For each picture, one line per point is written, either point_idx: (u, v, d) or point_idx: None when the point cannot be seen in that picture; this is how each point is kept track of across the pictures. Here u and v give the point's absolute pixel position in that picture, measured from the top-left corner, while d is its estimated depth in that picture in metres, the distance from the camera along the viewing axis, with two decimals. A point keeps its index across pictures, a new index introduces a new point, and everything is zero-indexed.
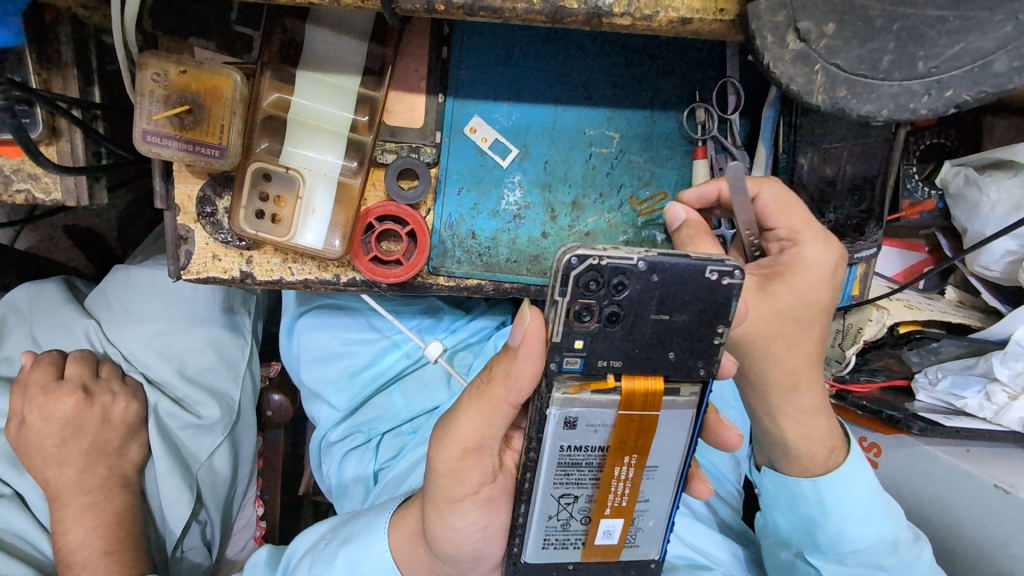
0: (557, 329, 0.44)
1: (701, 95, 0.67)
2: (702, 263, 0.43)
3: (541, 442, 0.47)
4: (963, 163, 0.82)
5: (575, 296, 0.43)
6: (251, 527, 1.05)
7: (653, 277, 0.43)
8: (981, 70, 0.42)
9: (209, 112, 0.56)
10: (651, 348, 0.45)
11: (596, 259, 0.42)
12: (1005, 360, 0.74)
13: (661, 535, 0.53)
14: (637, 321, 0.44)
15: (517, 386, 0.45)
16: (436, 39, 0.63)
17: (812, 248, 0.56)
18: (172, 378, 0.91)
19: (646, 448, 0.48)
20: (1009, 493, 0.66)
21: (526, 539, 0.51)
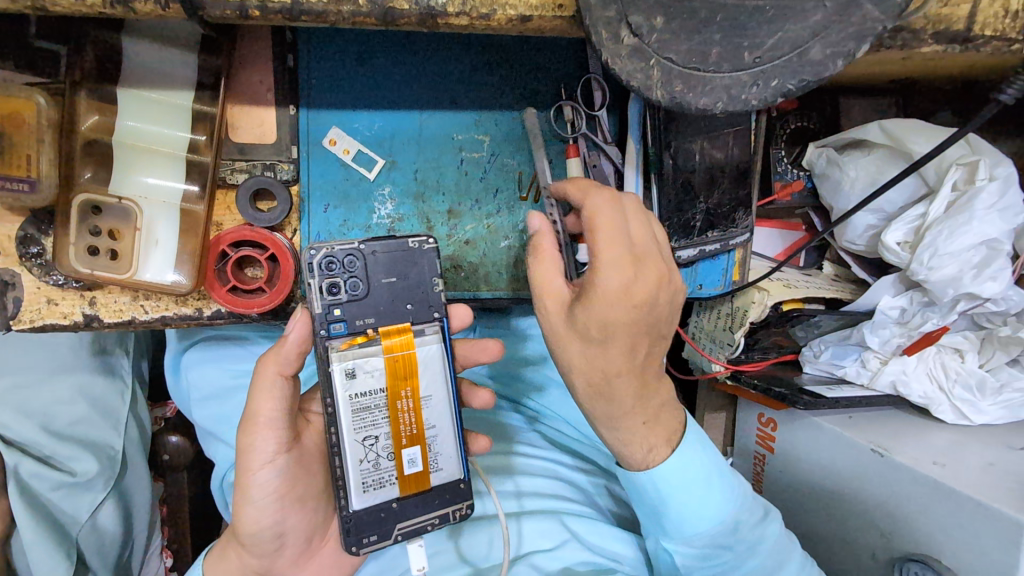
0: (316, 303, 0.50)
1: (566, 91, 0.66)
2: (402, 237, 0.52)
3: (332, 397, 0.49)
4: (823, 145, 0.86)
5: (320, 278, 0.50)
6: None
7: (377, 252, 0.51)
8: (801, 58, 0.42)
9: (10, 140, 0.50)
10: (399, 307, 0.52)
11: (326, 247, 0.50)
12: (874, 329, 0.83)
13: (459, 455, 0.54)
14: (372, 290, 0.51)
15: (292, 356, 0.49)
16: (280, 47, 0.58)
17: (610, 275, 0.48)
18: (36, 435, 0.81)
19: (425, 379, 0.52)
20: (884, 455, 0.73)
21: (348, 491, 0.50)
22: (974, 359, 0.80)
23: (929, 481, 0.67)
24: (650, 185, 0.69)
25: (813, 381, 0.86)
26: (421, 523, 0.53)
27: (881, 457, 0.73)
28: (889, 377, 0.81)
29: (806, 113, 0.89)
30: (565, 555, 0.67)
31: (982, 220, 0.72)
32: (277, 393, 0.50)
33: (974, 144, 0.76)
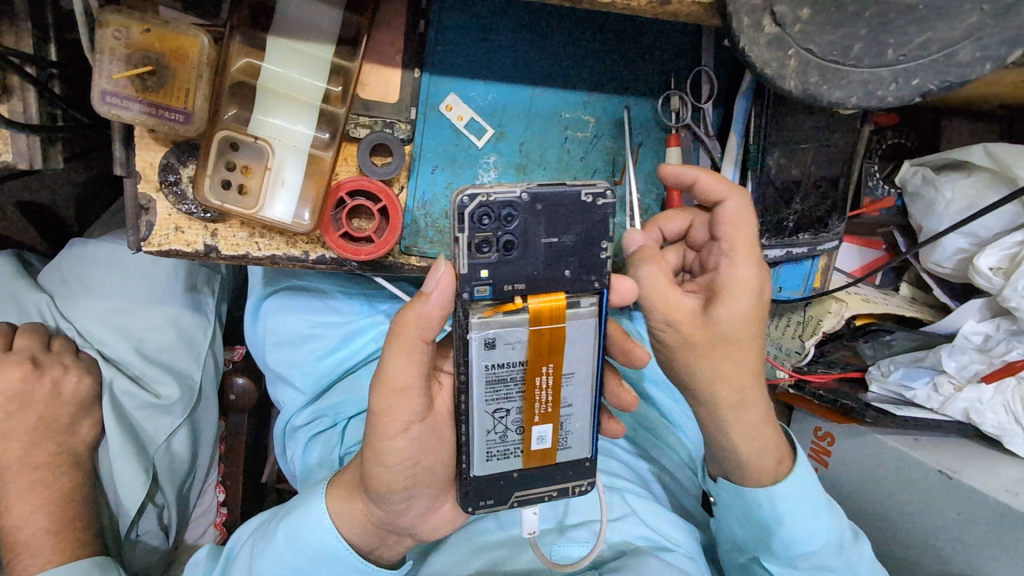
0: (463, 261, 0.47)
1: (676, 80, 0.67)
2: (576, 188, 0.48)
3: (467, 364, 0.49)
4: (919, 163, 0.85)
5: (471, 232, 0.47)
6: (210, 514, 0.96)
7: (537, 206, 0.47)
8: (946, 59, 0.44)
9: (174, 73, 0.55)
10: (555, 269, 0.49)
11: (484, 195, 0.46)
12: (952, 353, 0.81)
13: (591, 435, 0.55)
14: (528, 250, 0.48)
15: (431, 317, 0.49)
16: (414, 13, 0.61)
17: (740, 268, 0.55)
18: (129, 356, 0.85)
19: (568, 358, 0.51)
20: (952, 478, 0.72)
21: (471, 454, 0.53)
22: None
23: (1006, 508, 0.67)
24: (746, 180, 0.69)
25: (882, 402, 0.83)
26: (540, 494, 0.56)
27: (948, 479, 0.72)
28: (963, 404, 0.78)
29: (905, 131, 0.88)
30: (625, 527, 0.71)
31: None
32: (417, 358, 0.50)
33: None
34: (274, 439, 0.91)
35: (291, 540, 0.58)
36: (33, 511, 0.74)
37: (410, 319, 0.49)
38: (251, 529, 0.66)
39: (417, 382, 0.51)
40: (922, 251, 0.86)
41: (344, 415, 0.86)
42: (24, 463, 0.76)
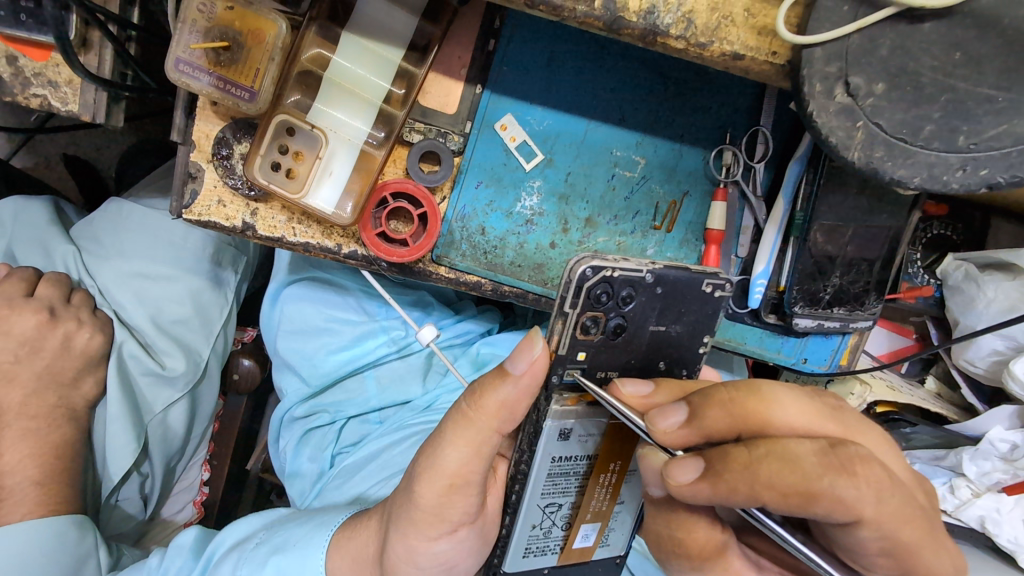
0: (565, 341, 0.46)
1: (731, 136, 0.67)
2: (699, 276, 0.48)
3: (533, 453, 0.48)
4: (963, 258, 0.84)
5: (585, 307, 0.46)
6: (192, 491, 0.91)
7: (657, 289, 0.47)
8: (1018, 155, 0.44)
9: (248, 52, 0.56)
10: (648, 353, 0.49)
11: (608, 271, 0.45)
12: (974, 458, 0.80)
13: (630, 536, 0.56)
14: (630, 335, 0.48)
15: (516, 399, 0.47)
16: (486, 32, 0.62)
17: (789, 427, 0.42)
18: (142, 322, 0.80)
19: (630, 457, 0.52)
20: None
21: (508, 548, 0.52)
22: None
23: None
24: (787, 247, 0.68)
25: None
26: None
27: None
28: (979, 512, 0.78)
29: (952, 223, 0.86)
30: None
31: None
32: (487, 446, 0.49)
33: None
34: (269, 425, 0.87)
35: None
36: (23, 459, 0.70)
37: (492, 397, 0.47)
38: (243, 533, 0.66)
39: (477, 479, 0.50)
40: (955, 347, 0.84)
41: (345, 415, 0.83)
42: (23, 410, 0.71)
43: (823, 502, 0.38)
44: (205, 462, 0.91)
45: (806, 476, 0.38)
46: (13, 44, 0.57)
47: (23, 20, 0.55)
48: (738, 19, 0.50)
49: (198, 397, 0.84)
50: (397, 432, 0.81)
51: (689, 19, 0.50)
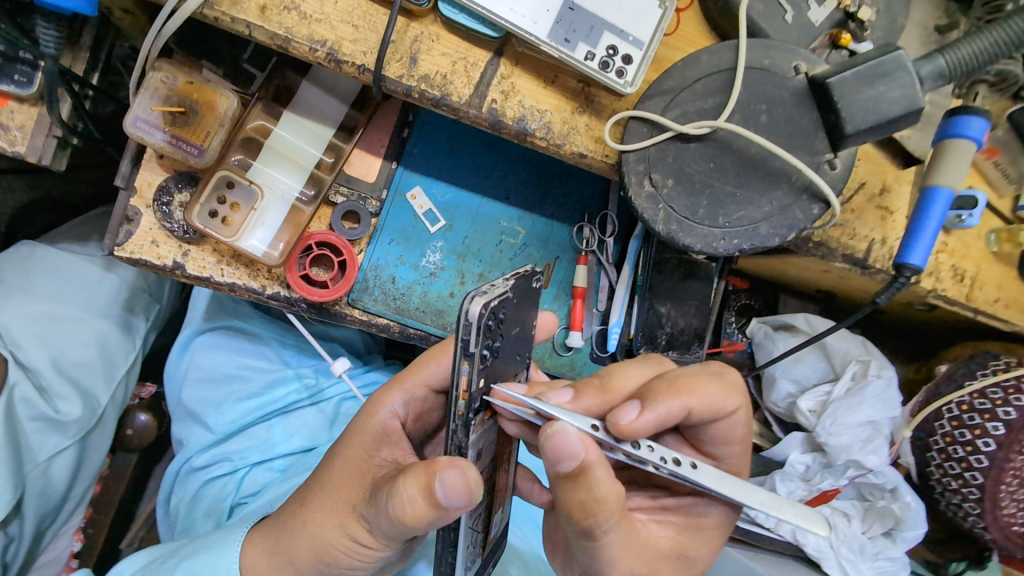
0: (473, 379, 0.46)
1: (588, 216, 0.87)
2: (529, 275, 0.52)
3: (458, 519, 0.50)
4: (763, 321, 1.12)
5: (482, 339, 0.45)
6: (57, 565, 0.83)
7: (513, 298, 0.49)
8: (753, 231, 0.66)
9: (201, 118, 0.68)
10: (513, 361, 0.56)
11: (483, 298, 0.45)
12: (784, 479, 1.03)
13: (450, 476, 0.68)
14: (506, 342, 0.52)
15: (432, 514, 0.48)
16: (400, 123, 0.79)
17: (635, 373, 0.59)
18: (41, 365, 0.77)
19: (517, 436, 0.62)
20: None
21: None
22: (858, 523, 1.00)
23: None
24: (633, 303, 0.87)
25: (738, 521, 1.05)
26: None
27: None
28: (792, 525, 1.00)
29: (753, 295, 1.16)
30: None
31: (870, 405, 0.98)
32: (404, 533, 0.52)
33: (865, 347, 1.05)
34: (164, 481, 0.87)
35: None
36: None
37: (415, 515, 0.49)
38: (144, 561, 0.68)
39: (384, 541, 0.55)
40: (764, 392, 1.11)
41: (247, 463, 0.85)
42: None
43: (684, 391, 0.54)
44: (79, 530, 0.84)
45: (714, 385, 0.56)
46: None
47: None
48: (582, 130, 0.71)
49: (88, 447, 0.82)
50: (301, 474, 0.83)
51: (548, 126, 0.70)
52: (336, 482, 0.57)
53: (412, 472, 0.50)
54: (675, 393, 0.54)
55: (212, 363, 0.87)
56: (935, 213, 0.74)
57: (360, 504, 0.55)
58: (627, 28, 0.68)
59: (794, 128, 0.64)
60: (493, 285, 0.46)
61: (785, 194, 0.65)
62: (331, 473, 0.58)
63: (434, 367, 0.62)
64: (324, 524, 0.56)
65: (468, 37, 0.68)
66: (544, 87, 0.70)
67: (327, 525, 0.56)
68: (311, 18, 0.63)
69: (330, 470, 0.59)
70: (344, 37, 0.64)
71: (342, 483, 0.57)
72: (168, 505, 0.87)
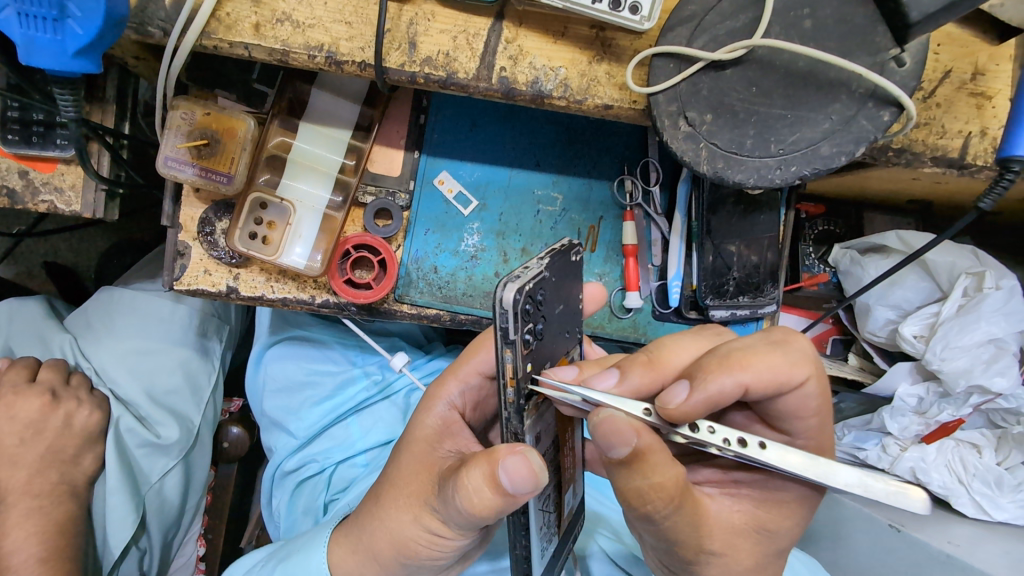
0: (519, 367, 0.44)
1: (628, 168, 0.81)
2: (565, 249, 0.49)
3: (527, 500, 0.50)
4: (847, 247, 1.00)
5: (523, 325, 0.43)
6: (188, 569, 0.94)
7: (551, 276, 0.47)
8: (812, 153, 0.57)
9: (224, 146, 0.69)
10: (562, 339, 0.53)
11: (518, 283, 0.42)
12: (893, 415, 0.93)
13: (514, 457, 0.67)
14: (549, 323, 0.49)
15: (500, 501, 0.47)
16: (416, 109, 0.77)
17: (682, 351, 0.54)
18: (138, 396, 0.87)
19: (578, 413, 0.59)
20: (901, 530, 0.81)
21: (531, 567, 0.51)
22: (991, 454, 0.90)
23: (944, 556, 0.75)
24: (691, 252, 0.81)
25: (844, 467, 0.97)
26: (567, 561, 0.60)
27: (898, 532, 0.81)
28: (909, 463, 0.91)
29: (833, 219, 1.04)
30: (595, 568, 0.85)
31: (989, 321, 0.87)
32: (475, 523, 0.51)
33: (976, 257, 0.92)
34: (262, 486, 0.95)
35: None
36: (28, 538, 0.74)
37: (483, 504, 0.48)
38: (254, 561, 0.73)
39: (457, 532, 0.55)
40: (859, 323, 1.00)
41: (331, 462, 0.91)
42: (28, 490, 0.77)
43: (745, 366, 0.49)
44: (200, 537, 0.94)
45: (774, 356, 0.50)
46: (24, 161, 0.68)
47: (34, 141, 0.67)
48: (603, 81, 0.65)
49: (192, 463, 0.90)
50: None
51: (565, 83, 0.65)
52: (405, 478, 0.58)
53: (475, 462, 0.49)
54: (736, 370, 0.49)
55: (284, 374, 0.92)
56: None
57: (431, 498, 0.55)
58: None
59: (848, 26, 0.54)
60: (527, 267, 0.44)
61: (847, 105, 0.56)
62: (399, 469, 0.59)
63: (483, 354, 0.61)
64: (399, 520, 0.57)
65: (464, 7, 0.64)
66: (553, 42, 0.65)
67: (403, 519, 0.57)
68: (303, 26, 0.61)
69: (398, 467, 0.59)
70: (340, 36, 0.62)
71: (411, 479, 0.57)
72: (270, 507, 0.95)
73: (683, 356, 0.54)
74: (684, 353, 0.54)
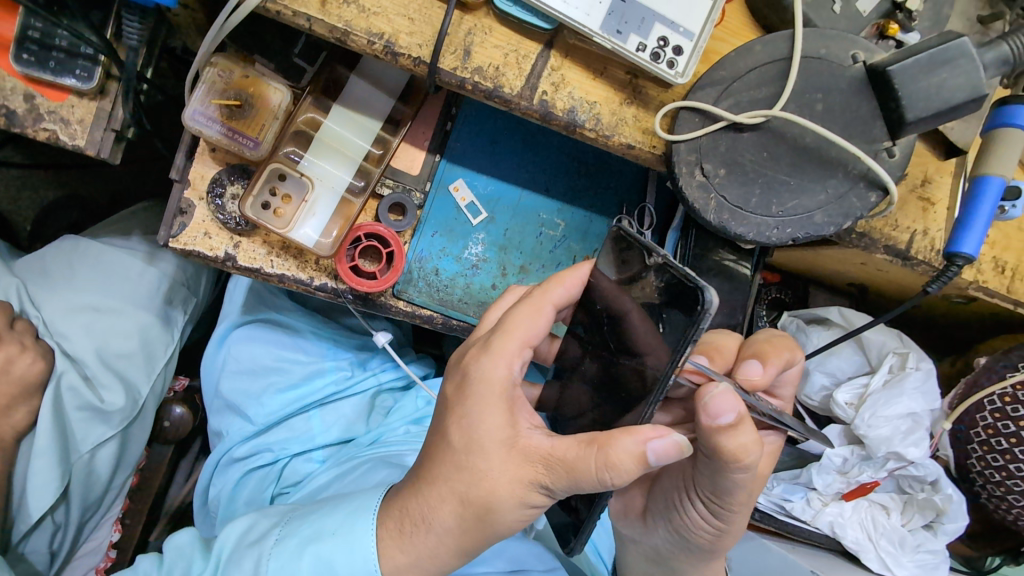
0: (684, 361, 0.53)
1: (627, 208, 0.87)
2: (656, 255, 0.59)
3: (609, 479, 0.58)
4: (795, 315, 1.11)
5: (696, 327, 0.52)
6: (98, 554, 0.86)
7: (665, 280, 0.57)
8: (806, 219, 0.65)
9: (255, 110, 0.70)
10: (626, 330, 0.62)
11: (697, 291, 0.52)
12: (820, 472, 1.00)
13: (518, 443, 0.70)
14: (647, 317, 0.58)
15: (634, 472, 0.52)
16: (444, 116, 0.80)
17: (728, 341, 0.73)
18: (87, 354, 0.81)
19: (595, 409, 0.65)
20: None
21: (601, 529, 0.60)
22: (897, 516, 1.00)
23: None
24: None
25: (770, 516, 1.02)
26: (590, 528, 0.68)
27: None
28: (829, 518, 0.99)
29: (785, 289, 1.15)
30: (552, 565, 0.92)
31: (910, 396, 0.97)
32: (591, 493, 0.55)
33: (901, 340, 1.03)
34: (202, 471, 0.89)
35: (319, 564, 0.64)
36: None
37: (627, 473, 0.52)
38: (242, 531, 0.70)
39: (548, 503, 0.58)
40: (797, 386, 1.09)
41: (288, 454, 0.88)
42: None
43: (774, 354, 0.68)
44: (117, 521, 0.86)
45: (788, 343, 0.70)
46: (33, 85, 0.64)
47: (49, 66, 0.64)
48: (630, 122, 0.71)
49: (130, 437, 0.84)
50: (341, 465, 0.87)
51: (597, 117, 0.70)
52: (491, 464, 0.56)
53: (616, 434, 0.52)
54: (771, 357, 0.68)
55: (251, 355, 0.88)
56: (987, 203, 0.73)
57: (538, 478, 0.56)
58: (677, 18, 0.68)
59: (849, 115, 0.64)
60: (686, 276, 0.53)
61: (841, 183, 0.65)
62: (477, 455, 0.56)
63: (538, 324, 0.61)
64: (498, 503, 0.56)
65: (519, 29, 0.68)
66: (593, 79, 0.70)
67: (501, 502, 0.56)
68: (369, 12, 0.63)
69: (477, 453, 0.56)
70: (401, 29, 0.64)
71: (499, 463, 0.56)
72: (206, 494, 0.90)
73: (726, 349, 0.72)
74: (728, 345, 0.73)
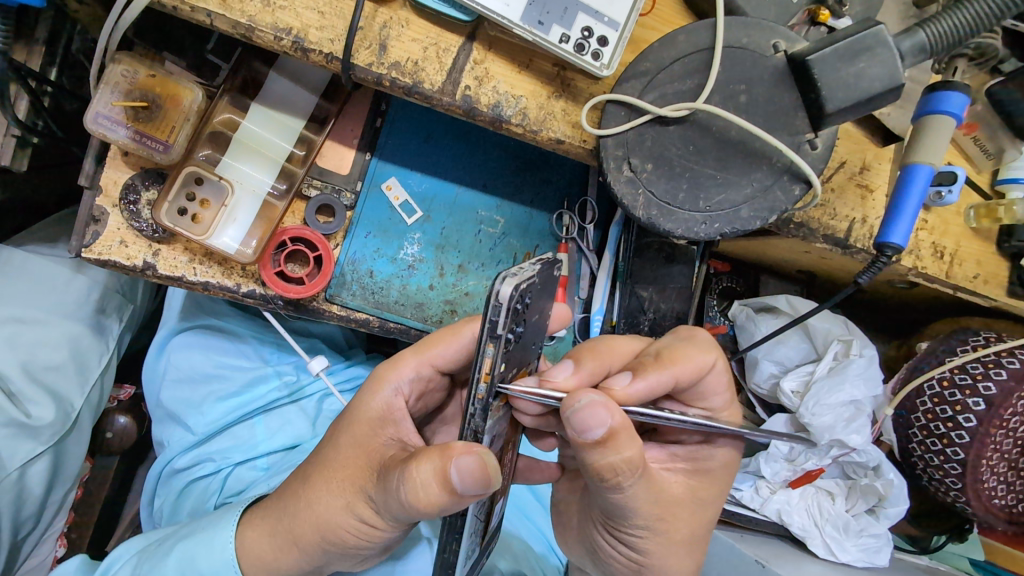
0: (500, 362, 0.42)
1: (568, 203, 0.86)
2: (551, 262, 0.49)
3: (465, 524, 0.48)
4: (745, 304, 1.11)
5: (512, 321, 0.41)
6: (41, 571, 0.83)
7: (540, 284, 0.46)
8: (733, 214, 0.64)
9: (165, 112, 0.66)
10: (532, 349, 0.53)
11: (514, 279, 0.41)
12: (768, 460, 1.02)
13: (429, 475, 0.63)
14: (528, 329, 0.48)
15: (439, 499, 0.46)
16: (373, 113, 0.78)
17: (621, 342, 0.63)
18: (10, 369, 0.77)
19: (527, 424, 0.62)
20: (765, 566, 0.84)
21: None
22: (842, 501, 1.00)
23: None
24: (615, 291, 0.86)
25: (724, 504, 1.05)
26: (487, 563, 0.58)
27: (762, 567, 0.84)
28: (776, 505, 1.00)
29: (734, 278, 1.16)
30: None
31: (852, 384, 0.97)
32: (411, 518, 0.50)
33: (846, 326, 1.04)
34: (147, 485, 0.88)
35: (184, 566, 0.63)
36: None
37: (429, 501, 0.46)
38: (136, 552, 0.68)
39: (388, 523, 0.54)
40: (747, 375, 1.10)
41: (230, 462, 0.85)
42: None
43: (673, 359, 0.59)
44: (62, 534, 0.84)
45: (689, 350, 0.60)
46: None
47: None
48: (558, 115, 0.69)
49: (63, 452, 0.82)
50: (284, 474, 0.84)
51: (524, 111, 0.68)
52: (341, 457, 0.56)
53: (426, 455, 0.47)
54: (666, 364, 0.58)
55: (185, 364, 0.87)
56: (917, 188, 0.73)
57: (368, 486, 0.54)
58: (602, 8, 0.66)
59: (773, 106, 0.63)
60: (521, 269, 0.43)
61: (766, 176, 0.64)
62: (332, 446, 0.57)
63: (447, 348, 0.59)
64: (330, 500, 0.56)
65: (439, 22, 0.66)
66: (518, 72, 0.68)
67: (334, 500, 0.55)
68: (274, 6, 0.61)
69: (330, 444, 0.57)
70: (310, 24, 0.62)
71: (345, 457, 0.56)
72: (151, 507, 0.89)
73: (617, 354, 0.62)
74: (621, 347, 0.63)
